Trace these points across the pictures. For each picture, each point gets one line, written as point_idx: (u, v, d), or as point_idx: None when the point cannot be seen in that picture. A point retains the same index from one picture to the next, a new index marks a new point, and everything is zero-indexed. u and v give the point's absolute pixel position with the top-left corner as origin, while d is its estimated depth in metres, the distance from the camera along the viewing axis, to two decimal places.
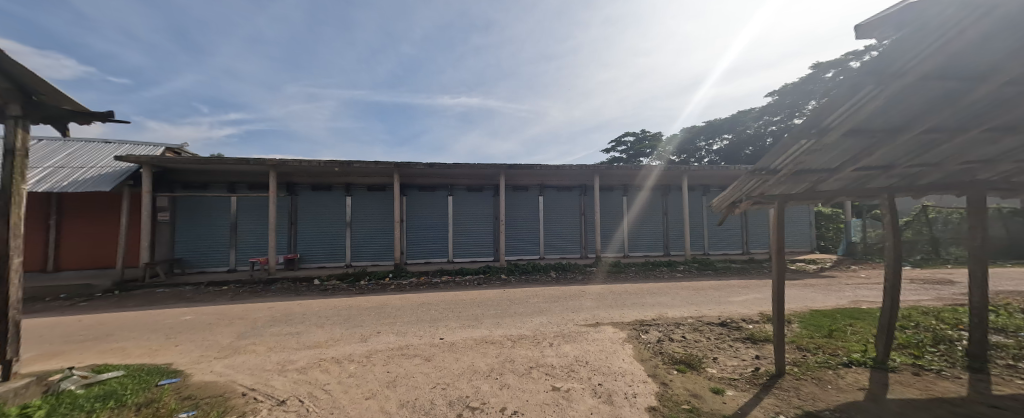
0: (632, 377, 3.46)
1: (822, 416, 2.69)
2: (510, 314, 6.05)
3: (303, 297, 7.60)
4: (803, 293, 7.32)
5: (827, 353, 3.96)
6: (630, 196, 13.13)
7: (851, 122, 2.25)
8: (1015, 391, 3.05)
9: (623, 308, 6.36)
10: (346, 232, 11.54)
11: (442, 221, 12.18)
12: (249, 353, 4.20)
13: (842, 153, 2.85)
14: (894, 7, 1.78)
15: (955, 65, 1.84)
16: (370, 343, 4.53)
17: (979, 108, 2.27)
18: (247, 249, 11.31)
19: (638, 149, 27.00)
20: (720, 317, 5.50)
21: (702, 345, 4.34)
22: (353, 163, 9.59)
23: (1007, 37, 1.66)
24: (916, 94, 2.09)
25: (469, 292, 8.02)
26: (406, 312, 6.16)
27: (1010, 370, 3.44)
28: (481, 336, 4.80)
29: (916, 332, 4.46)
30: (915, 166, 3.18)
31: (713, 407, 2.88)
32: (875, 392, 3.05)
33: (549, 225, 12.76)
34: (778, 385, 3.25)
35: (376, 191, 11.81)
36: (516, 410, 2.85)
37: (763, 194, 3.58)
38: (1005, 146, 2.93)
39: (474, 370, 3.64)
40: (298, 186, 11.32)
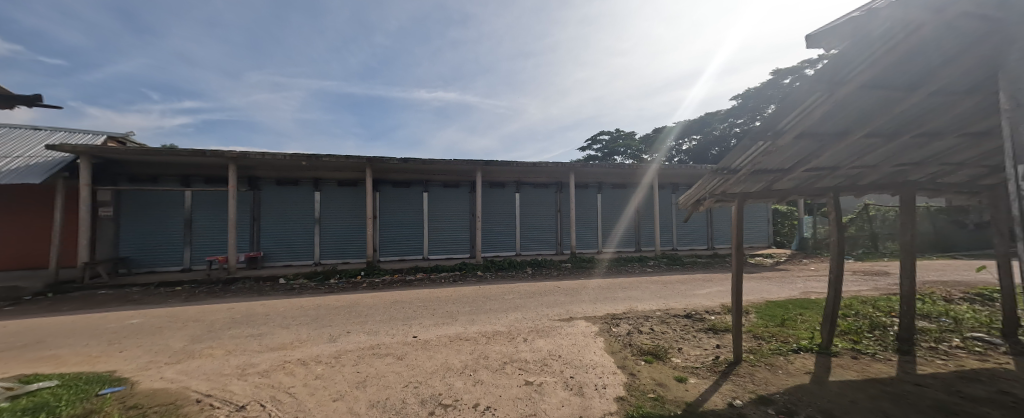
0: (602, 369, 3.57)
1: (773, 400, 2.89)
2: (485, 310, 6.05)
3: (267, 297, 7.24)
4: (760, 286, 7.82)
5: (780, 340, 4.25)
6: (604, 193, 13.44)
7: (802, 126, 2.42)
8: (936, 370, 3.42)
9: (596, 302, 6.54)
10: (314, 228, 11.08)
11: (416, 218, 11.97)
12: (205, 357, 3.95)
13: (795, 154, 3.05)
14: (839, 18, 1.93)
15: (888, 78, 2.03)
16: (339, 343, 4.40)
17: (911, 115, 2.51)
18: (204, 247, 10.62)
19: (612, 147, 27.71)
20: (685, 310, 5.78)
21: (669, 337, 4.54)
22: (321, 157, 9.20)
23: (933, 53, 1.85)
24: (857, 102, 2.29)
25: (445, 289, 7.95)
26: (379, 311, 6.02)
27: (931, 352, 3.85)
28: (455, 333, 4.77)
29: (856, 319, 4.89)
30: (857, 167, 3.46)
31: (677, 395, 3.03)
32: (819, 375, 3.32)
33: (524, 221, 12.84)
34: (735, 371, 3.47)
35: (346, 186, 11.40)
36: (489, 406, 2.87)
37: (724, 192, 3.78)
38: (933, 150, 3.25)
39: (448, 367, 3.62)
40: (261, 180, 10.72)
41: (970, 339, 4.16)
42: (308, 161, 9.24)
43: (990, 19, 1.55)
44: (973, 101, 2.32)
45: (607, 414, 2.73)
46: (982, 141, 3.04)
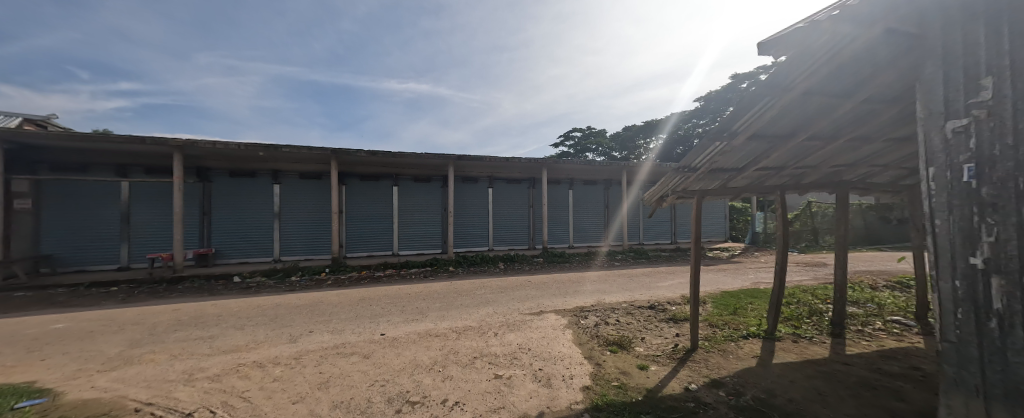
0: (570, 360, 3.67)
1: (724, 383, 3.11)
2: (456, 306, 6.00)
3: (221, 297, 6.76)
4: (717, 277, 8.35)
5: (732, 328, 4.57)
6: (575, 189, 13.70)
7: (754, 128, 2.59)
8: (861, 350, 3.83)
9: (566, 296, 6.69)
10: (273, 223, 10.46)
11: (385, 212, 11.62)
12: (146, 363, 3.63)
13: (747, 155, 3.27)
14: (786, 29, 2.08)
15: (827, 86, 2.23)
16: (301, 343, 4.20)
17: (845, 121, 2.77)
18: (145, 243, 9.72)
19: (584, 145, 28.93)
20: (649, 301, 6.05)
21: (634, 327, 4.75)
22: (281, 148, 8.66)
23: (863, 66, 2.06)
24: (801, 108, 2.49)
25: (415, 285, 7.78)
26: (345, 309, 5.81)
27: (859, 334, 4.30)
28: (425, 330, 4.72)
29: (797, 306, 5.35)
30: (800, 167, 3.76)
31: (639, 382, 3.18)
32: (764, 358, 3.62)
33: (496, 217, 12.82)
34: (691, 358, 3.69)
35: (309, 179, 10.82)
36: (458, 401, 2.87)
37: (685, 189, 3.97)
38: (865, 152, 3.59)
39: (417, 364, 3.57)
40: (212, 171, 9.93)
41: (890, 322, 4.69)
42: (266, 152, 8.67)
43: (907, 36, 1.74)
44: (896, 109, 2.59)
45: (574, 404, 2.82)
46: (902, 146, 3.43)
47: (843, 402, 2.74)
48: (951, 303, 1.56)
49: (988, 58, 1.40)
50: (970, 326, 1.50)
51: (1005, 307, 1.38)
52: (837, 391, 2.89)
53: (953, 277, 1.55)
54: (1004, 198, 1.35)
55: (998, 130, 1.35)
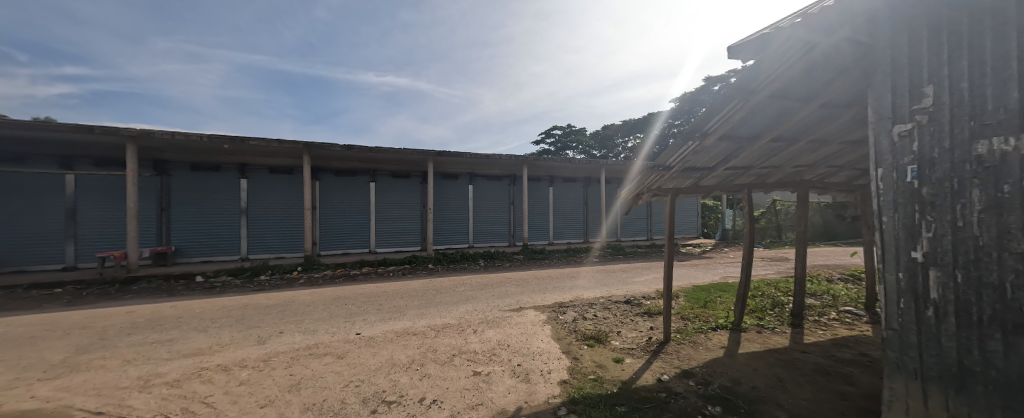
0: (549, 355, 3.72)
1: (694, 373, 3.23)
2: (435, 303, 5.94)
3: (181, 298, 6.38)
4: (689, 272, 8.68)
5: (702, 320, 4.76)
6: (555, 186, 13.83)
7: (724, 129, 2.69)
8: (817, 338, 4.09)
9: (545, 292, 6.76)
10: (240, 220, 9.95)
11: (361, 209, 11.31)
12: (96, 370, 3.38)
13: (717, 154, 3.41)
14: (753, 34, 2.17)
15: (790, 91, 2.35)
16: (271, 345, 4.03)
17: (807, 123, 2.93)
18: (95, 241, 9.02)
19: (565, 143, 29.54)
20: (625, 296, 6.21)
21: (610, 321, 4.86)
22: (248, 141, 8.23)
23: (821, 72, 2.18)
24: (766, 111, 2.61)
25: (393, 283, 7.63)
26: (318, 308, 5.62)
27: (815, 324, 4.58)
28: (403, 328, 4.64)
29: (762, 299, 5.64)
30: (766, 167, 3.96)
31: (614, 374, 3.27)
32: (730, 348, 3.80)
33: (476, 213, 12.75)
34: (664, 350, 3.82)
35: (279, 174, 10.35)
36: (436, 399, 2.85)
37: (660, 187, 4.08)
38: (823, 154, 3.83)
39: (393, 363, 3.51)
40: (170, 164, 9.32)
41: (843, 312, 5.04)
42: (231, 145, 8.21)
43: (861, 46, 1.86)
44: (851, 114, 2.77)
45: (551, 398, 2.86)
46: (857, 148, 3.67)
47: (800, 388, 2.92)
48: (894, 294, 1.70)
49: (929, 67, 1.53)
50: (911, 315, 1.64)
51: (940, 296, 1.53)
52: (795, 378, 3.07)
53: (896, 269, 1.69)
54: (941, 196, 1.50)
55: (936, 135, 1.50)
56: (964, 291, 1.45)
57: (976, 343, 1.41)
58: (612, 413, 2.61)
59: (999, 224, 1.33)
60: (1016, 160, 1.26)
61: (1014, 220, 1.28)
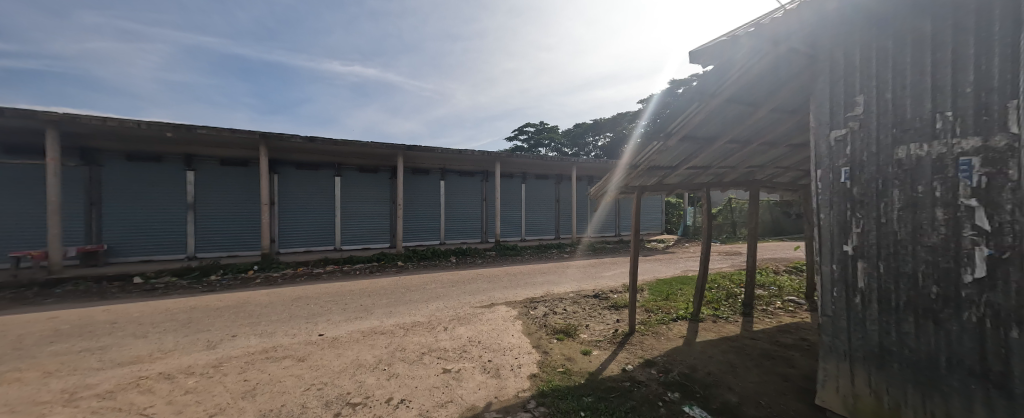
0: (519, 350, 3.76)
1: (656, 362, 3.40)
2: (404, 301, 5.80)
3: (117, 301, 5.80)
4: (653, 266, 9.08)
5: (664, 312, 5.00)
6: (527, 183, 13.91)
7: (685, 130, 2.81)
8: (764, 325, 4.44)
9: (517, 287, 6.81)
10: (186, 216, 9.18)
11: (325, 204, 10.80)
12: (8, 384, 2.99)
13: (680, 154, 3.57)
14: (713, 41, 2.31)
15: (744, 96, 2.51)
16: (221, 349, 3.76)
17: (757, 128, 3.15)
18: (7, 239, 7.97)
19: (538, 140, 29.81)
20: (594, 291, 6.40)
21: (579, 315, 4.98)
22: (195, 129, 7.58)
23: (772, 79, 2.38)
24: (723, 114, 2.77)
25: (360, 281, 7.37)
26: (277, 309, 5.32)
27: (763, 312, 4.97)
28: (370, 328, 4.50)
29: (717, 290, 6.03)
30: (722, 167, 4.20)
31: (582, 366, 3.37)
32: (689, 337, 4.05)
33: (448, 210, 12.57)
34: (629, 341, 3.99)
35: (232, 166, 9.63)
36: (403, 398, 2.79)
37: (628, 184, 4.19)
38: (772, 156, 4.13)
39: (359, 364, 3.40)
40: (102, 154, 8.40)
41: (788, 301, 5.49)
42: (176, 133, 7.53)
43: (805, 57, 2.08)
44: (795, 119, 3.02)
45: (521, 392, 2.89)
46: (798, 151, 4.00)
47: (749, 371, 3.15)
48: (830, 283, 2.18)
49: (860, 80, 1.98)
50: (842, 302, 2.12)
51: (866, 285, 2.00)
52: (745, 363, 3.33)
53: (832, 261, 2.16)
54: (868, 196, 1.96)
55: (865, 140, 1.96)
56: (883, 279, 1.92)
57: (894, 324, 1.89)
58: (579, 403, 2.69)
59: (913, 220, 1.78)
60: (928, 164, 1.71)
61: (925, 216, 1.73)
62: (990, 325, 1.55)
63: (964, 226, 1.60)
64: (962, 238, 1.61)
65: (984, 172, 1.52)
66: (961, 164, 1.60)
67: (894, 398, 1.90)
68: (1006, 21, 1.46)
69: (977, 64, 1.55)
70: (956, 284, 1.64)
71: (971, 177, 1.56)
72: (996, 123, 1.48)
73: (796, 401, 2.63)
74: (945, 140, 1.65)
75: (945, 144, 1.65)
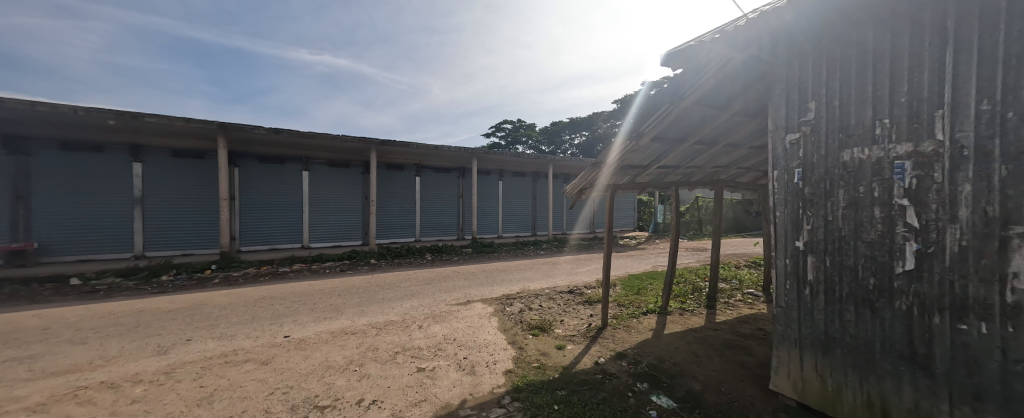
0: (494, 346, 3.77)
1: (627, 354, 3.52)
2: (377, 300, 5.66)
3: (51, 305, 5.28)
4: (626, 262, 9.35)
5: (635, 306, 5.16)
6: (504, 180, 13.88)
7: (656, 130, 2.89)
8: (726, 317, 4.69)
9: (493, 284, 6.81)
10: (133, 211, 8.49)
11: (292, 200, 10.32)
12: None
13: (651, 153, 3.69)
14: (682, 44, 2.39)
15: (711, 99, 2.61)
16: (174, 355, 3.51)
17: (723, 129, 3.30)
18: None
19: (515, 136, 29.83)
20: (569, 286, 6.51)
21: (554, 311, 5.06)
22: (143, 118, 7.00)
23: (736, 84, 2.50)
24: (691, 116, 2.87)
25: (330, 280, 7.10)
26: (239, 310, 5.04)
27: (725, 304, 5.25)
28: (340, 328, 4.36)
29: (684, 284, 6.30)
30: (690, 167, 4.36)
31: (556, 360, 3.43)
32: (658, 330, 4.21)
33: (423, 206, 12.34)
34: (602, 334, 4.10)
35: (186, 158, 8.97)
36: (376, 399, 2.73)
37: (602, 182, 4.24)
38: (735, 157, 4.35)
39: (329, 365, 3.29)
40: (31, 142, 7.59)
41: (747, 293, 5.84)
42: (120, 121, 6.92)
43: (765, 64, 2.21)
44: (756, 122, 3.19)
45: (495, 388, 2.90)
46: (759, 152, 4.23)
47: (711, 360, 3.33)
48: (783, 276, 2.33)
49: (812, 88, 2.13)
50: (794, 294, 2.27)
51: (814, 278, 2.16)
52: (707, 352, 3.51)
53: (785, 256, 2.31)
54: (817, 194, 2.11)
55: (816, 144, 2.11)
56: (829, 272, 2.08)
57: (838, 314, 2.05)
58: (553, 397, 2.74)
59: (855, 218, 1.94)
60: (869, 167, 1.88)
61: (865, 214, 1.90)
62: (918, 313, 1.73)
63: (897, 224, 1.77)
64: (895, 235, 1.78)
65: (915, 175, 1.70)
66: (896, 167, 1.77)
67: (836, 381, 2.08)
68: (936, 39, 1.62)
69: (909, 76, 1.72)
70: (890, 275, 1.82)
71: (904, 178, 1.74)
72: (925, 130, 1.66)
73: (752, 386, 2.80)
74: (882, 145, 1.82)
75: (883, 148, 1.81)
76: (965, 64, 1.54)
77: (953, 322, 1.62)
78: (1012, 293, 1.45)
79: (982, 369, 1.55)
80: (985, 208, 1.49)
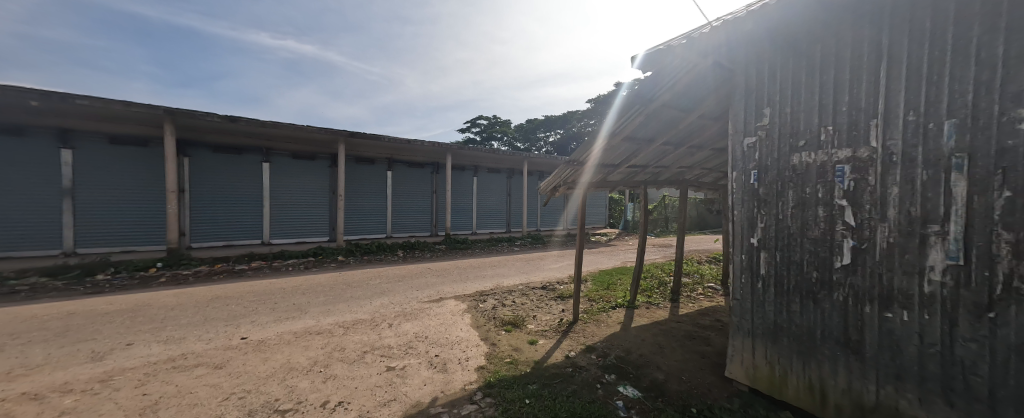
0: (467, 343, 3.75)
1: (596, 348, 3.61)
2: (345, 299, 5.46)
3: None
4: (597, 258, 9.60)
5: (605, 301, 5.31)
6: (479, 176, 13.79)
7: (626, 131, 2.97)
8: (688, 310, 4.94)
9: (467, 281, 6.77)
10: (62, 204, 7.66)
11: (251, 193, 9.73)
12: None
13: (622, 153, 3.79)
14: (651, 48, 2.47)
15: (677, 103, 2.72)
16: (112, 361, 3.22)
17: (687, 132, 3.45)
18: None
19: (490, 133, 29.68)
20: (542, 282, 6.60)
21: (527, 307, 5.11)
22: (74, 100, 6.32)
23: (700, 88, 2.61)
24: (658, 118, 2.98)
25: (294, 278, 6.77)
26: (190, 311, 4.70)
27: (687, 298, 5.53)
28: (304, 328, 4.16)
29: (651, 280, 6.57)
30: (657, 167, 4.54)
31: (528, 355, 3.47)
32: (626, 323, 4.35)
33: (394, 202, 12.02)
34: (573, 329, 4.19)
35: (126, 145, 8.20)
36: (341, 401, 2.64)
37: (576, 180, 4.29)
38: (698, 158, 4.57)
39: (291, 367, 3.14)
40: None
41: (708, 287, 6.18)
42: (45, 103, 6.23)
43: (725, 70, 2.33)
44: (718, 126, 3.37)
45: (467, 385, 2.89)
46: (719, 155, 4.49)
47: (674, 351, 3.49)
48: (739, 271, 2.46)
49: (767, 94, 2.26)
50: (748, 288, 2.41)
51: (766, 272, 2.31)
52: (670, 343, 3.68)
53: (741, 252, 2.45)
54: (769, 194, 2.26)
55: (770, 148, 2.25)
56: (780, 267, 2.22)
57: (786, 305, 2.20)
58: (524, 391, 2.76)
59: (802, 217, 2.09)
60: (815, 170, 2.03)
61: (810, 213, 2.05)
62: (852, 303, 1.90)
63: (837, 222, 1.94)
64: (835, 232, 1.95)
65: (852, 178, 1.86)
66: (837, 170, 1.93)
67: (783, 367, 2.24)
68: (872, 54, 1.78)
69: (849, 87, 1.87)
70: (830, 269, 1.98)
71: (844, 181, 1.90)
72: (862, 137, 1.82)
73: (710, 374, 2.97)
74: (826, 150, 1.97)
75: (827, 153, 1.97)
76: (896, 79, 1.70)
77: (881, 311, 1.79)
78: (929, 284, 1.62)
79: (903, 352, 1.73)
80: (909, 209, 1.66)
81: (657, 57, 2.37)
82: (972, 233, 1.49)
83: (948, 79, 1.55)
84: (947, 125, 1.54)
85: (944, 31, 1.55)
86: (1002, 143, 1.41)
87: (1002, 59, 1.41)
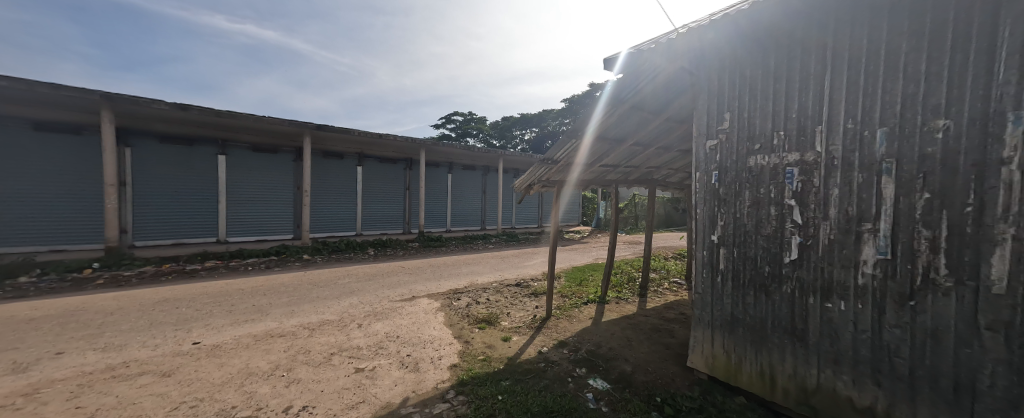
0: (441, 342, 3.71)
1: (568, 343, 3.67)
2: (311, 299, 5.23)
3: None
4: (570, 255, 9.76)
5: (577, 297, 5.42)
6: (453, 173, 13.61)
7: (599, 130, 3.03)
8: (655, 304, 5.14)
9: (441, 279, 6.68)
10: None
11: (206, 188, 9.08)
12: None
13: (594, 153, 3.86)
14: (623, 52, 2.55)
15: (647, 104, 2.81)
16: (38, 372, 2.91)
17: (655, 133, 3.58)
18: None
19: (465, 129, 29.35)
20: (516, 279, 6.63)
21: (501, 304, 5.13)
22: None
23: (667, 91, 2.72)
24: (629, 120, 3.07)
25: (255, 279, 6.40)
26: (135, 315, 4.33)
27: (655, 293, 5.75)
28: (265, 331, 3.95)
29: (622, 275, 6.76)
30: (628, 166, 4.66)
31: (501, 352, 3.48)
32: (597, 318, 4.47)
33: (364, 198, 11.63)
34: (546, 325, 4.25)
35: (56, 133, 7.40)
36: (306, 405, 2.53)
37: (550, 179, 4.33)
38: (666, 159, 4.74)
39: (250, 372, 2.98)
40: None
41: (674, 282, 6.45)
42: None
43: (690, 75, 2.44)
44: (684, 128, 3.51)
45: (439, 384, 2.86)
46: (685, 155, 4.68)
47: (641, 344, 3.63)
48: (701, 266, 2.59)
49: (727, 99, 2.39)
50: (709, 282, 2.54)
51: (725, 266, 2.44)
52: (638, 337, 3.81)
53: (703, 248, 2.57)
54: (728, 193, 2.39)
55: (729, 150, 2.38)
56: (737, 262, 2.36)
57: (741, 297, 2.35)
58: (496, 388, 2.77)
59: (757, 215, 2.23)
60: (768, 172, 2.17)
61: (764, 212, 2.19)
62: (799, 295, 2.05)
63: (787, 220, 2.08)
64: (785, 230, 2.09)
65: (800, 180, 2.01)
66: (787, 173, 2.08)
67: (738, 355, 2.39)
68: (818, 66, 1.93)
69: (798, 96, 2.02)
70: (781, 264, 2.13)
71: (793, 182, 2.04)
72: (808, 142, 1.97)
73: (674, 365, 3.12)
74: (778, 154, 2.11)
75: (778, 156, 2.12)
76: (838, 90, 1.85)
77: (823, 301, 1.95)
78: (862, 276, 1.79)
79: (841, 339, 1.89)
80: (846, 208, 1.82)
81: (628, 60, 2.45)
82: (898, 231, 1.66)
83: (881, 91, 1.71)
84: (879, 133, 1.71)
85: (878, 48, 1.71)
86: (923, 150, 1.57)
87: (925, 75, 1.57)
